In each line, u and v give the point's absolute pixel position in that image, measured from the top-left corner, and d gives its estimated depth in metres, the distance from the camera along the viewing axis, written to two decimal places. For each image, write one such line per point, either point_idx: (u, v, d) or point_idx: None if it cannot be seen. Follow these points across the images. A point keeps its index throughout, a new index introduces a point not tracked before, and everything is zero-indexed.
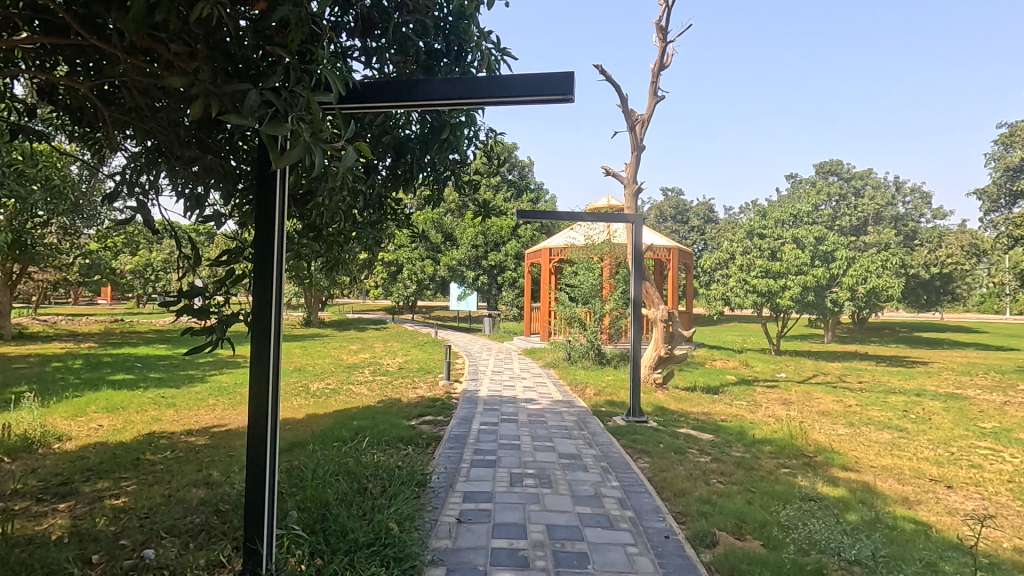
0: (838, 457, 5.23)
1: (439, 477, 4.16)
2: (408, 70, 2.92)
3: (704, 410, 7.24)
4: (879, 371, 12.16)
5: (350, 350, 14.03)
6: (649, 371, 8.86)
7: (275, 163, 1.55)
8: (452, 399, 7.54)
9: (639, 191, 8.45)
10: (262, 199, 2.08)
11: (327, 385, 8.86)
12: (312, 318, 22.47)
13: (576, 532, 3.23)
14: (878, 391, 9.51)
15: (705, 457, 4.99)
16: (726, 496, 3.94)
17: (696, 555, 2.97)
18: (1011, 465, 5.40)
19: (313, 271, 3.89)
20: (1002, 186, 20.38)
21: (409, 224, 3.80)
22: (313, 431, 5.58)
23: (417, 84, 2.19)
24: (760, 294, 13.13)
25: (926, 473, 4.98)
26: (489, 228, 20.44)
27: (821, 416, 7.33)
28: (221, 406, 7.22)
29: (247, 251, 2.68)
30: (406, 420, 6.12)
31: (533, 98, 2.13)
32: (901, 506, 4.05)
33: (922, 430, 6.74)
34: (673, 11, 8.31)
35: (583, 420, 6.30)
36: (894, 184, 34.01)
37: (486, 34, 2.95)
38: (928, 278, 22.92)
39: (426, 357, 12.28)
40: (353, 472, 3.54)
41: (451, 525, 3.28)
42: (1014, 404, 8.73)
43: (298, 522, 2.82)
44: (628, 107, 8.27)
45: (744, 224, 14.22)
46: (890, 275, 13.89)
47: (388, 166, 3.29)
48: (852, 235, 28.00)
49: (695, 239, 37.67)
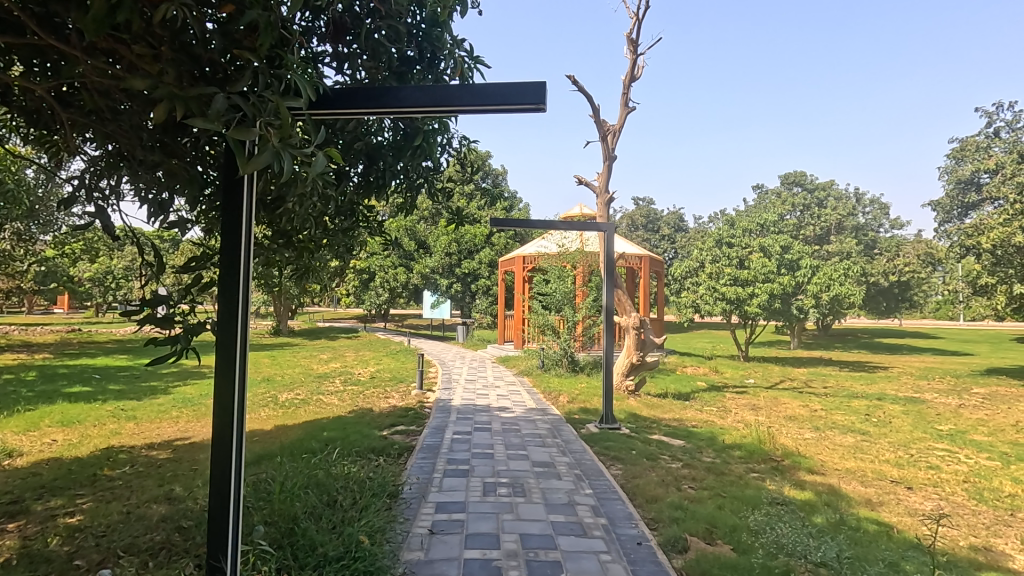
0: (804, 461, 5.36)
1: (411, 487, 4.10)
2: (380, 77, 2.92)
3: (676, 416, 7.34)
4: (842, 376, 12.52)
5: (321, 359, 13.78)
6: (621, 378, 8.93)
7: (242, 168, 1.55)
8: (426, 408, 7.47)
9: (611, 200, 8.52)
10: (230, 206, 2.00)
11: (296, 395, 8.69)
12: (282, 326, 22.03)
13: (549, 540, 3.22)
14: (842, 395, 9.79)
15: (677, 463, 5.04)
16: (697, 501, 3.99)
17: (668, 561, 2.99)
18: (966, 466, 5.63)
19: (284, 278, 3.90)
20: (955, 198, 21.66)
21: (382, 233, 3.79)
22: (281, 443, 5.45)
23: (389, 91, 2.17)
24: (728, 302, 13.53)
25: (889, 475, 5.14)
26: (462, 236, 20.56)
27: (788, 420, 7.52)
28: (185, 419, 6.99)
29: (215, 258, 2.64)
30: (378, 430, 6.04)
31: (506, 107, 2.14)
32: (864, 507, 4.16)
33: (883, 433, 6.96)
34: (643, 25, 8.44)
35: (556, 427, 6.32)
36: (855, 195, 35.24)
37: (460, 42, 2.95)
38: (887, 286, 23.80)
39: (399, 366, 12.15)
40: (322, 484, 3.45)
41: (423, 536, 3.23)
42: (969, 407, 9.09)
43: (265, 537, 2.76)
44: (600, 117, 8.32)
45: (712, 232, 14.31)
46: (852, 282, 14.34)
47: (360, 172, 3.27)
48: (815, 243, 28.98)
49: (666, 248, 38.38)
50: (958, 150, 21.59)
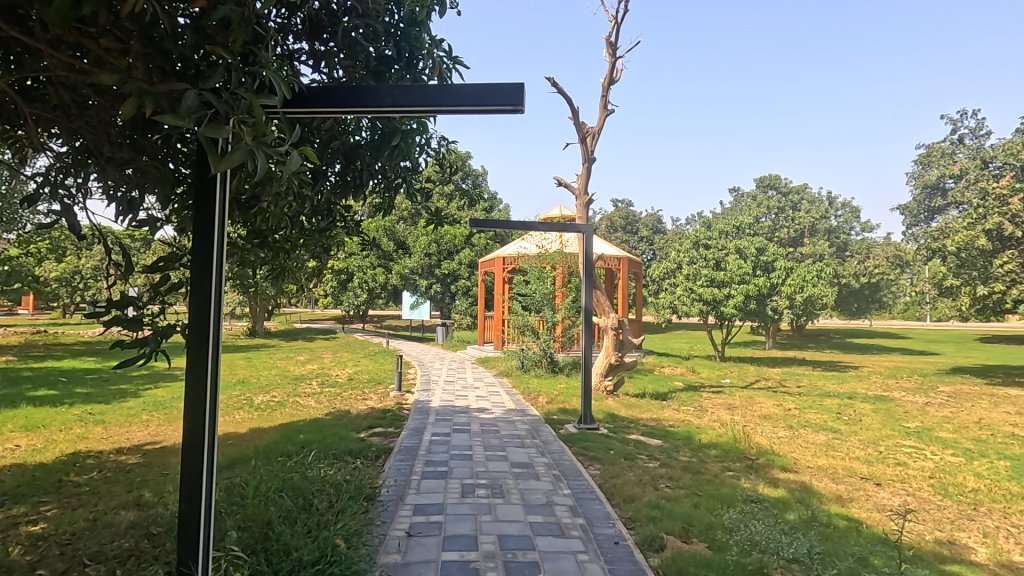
0: (777, 459, 5.46)
1: (388, 489, 4.07)
2: (357, 76, 2.88)
3: (654, 416, 7.41)
4: (814, 376, 12.79)
5: (298, 361, 13.58)
6: (600, 379, 8.98)
7: (214, 166, 1.51)
8: (405, 409, 7.43)
9: (591, 201, 8.58)
10: (201, 204, 1.95)
11: (272, 397, 8.55)
12: (258, 327, 21.67)
13: (527, 541, 3.22)
14: (814, 394, 10.01)
15: (654, 462, 5.09)
16: (674, 500, 4.03)
17: (645, 560, 3.02)
18: (932, 462, 5.81)
19: (259, 279, 3.85)
20: (922, 203, 22.35)
21: (360, 233, 3.75)
22: (256, 446, 5.36)
23: (367, 90, 2.14)
24: (705, 303, 13.74)
25: (859, 472, 5.27)
26: (442, 236, 20.49)
27: (763, 419, 7.65)
28: (156, 422, 6.82)
29: (186, 257, 2.58)
30: (356, 432, 5.98)
31: (485, 107, 2.14)
32: (835, 504, 4.26)
33: (853, 431, 7.14)
34: (622, 28, 8.51)
35: (535, 428, 6.34)
36: (827, 198, 36.05)
37: (439, 42, 2.93)
38: (858, 287, 24.40)
39: (377, 368, 12.04)
40: (298, 488, 3.40)
41: (400, 539, 3.21)
42: (935, 405, 9.38)
43: (237, 543, 2.70)
44: (579, 119, 8.37)
45: (689, 234, 14.51)
46: (824, 283, 14.66)
47: (337, 172, 3.23)
48: (789, 245, 29.58)
49: (644, 249, 38.78)
50: (925, 155, 22.25)
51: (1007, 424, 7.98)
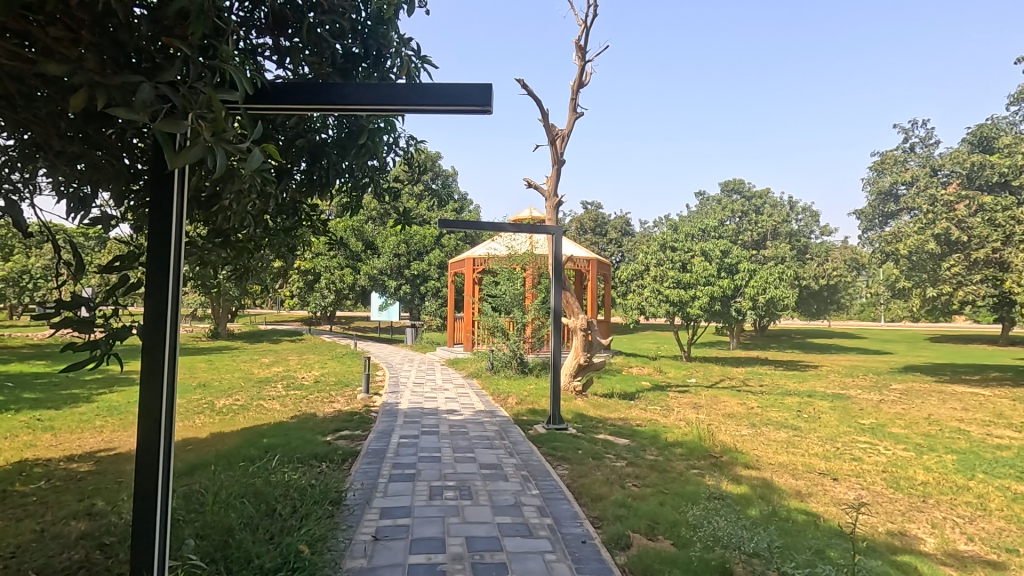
0: (740, 456, 5.60)
1: (355, 493, 4.00)
2: (324, 72, 2.83)
3: (621, 416, 7.51)
4: (776, 375, 13.16)
5: (262, 363, 13.24)
6: (569, 379, 9.04)
7: (171, 162, 1.46)
8: (372, 412, 7.33)
9: (560, 203, 8.63)
10: (158, 200, 1.87)
11: (234, 400, 8.32)
12: (220, 329, 21.06)
13: (495, 542, 3.22)
14: (776, 393, 10.31)
15: (621, 462, 5.15)
16: (640, 498, 4.09)
17: (612, 558, 3.05)
18: (886, 457, 6.05)
19: (222, 279, 3.76)
20: (876, 209, 23.31)
21: (327, 233, 3.68)
22: (217, 451, 5.21)
23: (333, 87, 2.11)
24: (672, 304, 14.00)
25: (817, 467, 5.45)
26: (411, 237, 20.33)
27: (727, 418, 7.84)
28: (111, 428, 6.55)
29: (143, 257, 2.49)
30: (321, 435, 5.87)
31: (453, 107, 2.13)
32: (794, 499, 4.40)
33: (812, 428, 7.38)
34: (591, 32, 8.60)
35: (505, 429, 6.34)
36: (789, 203, 37.17)
37: (406, 40, 2.91)
38: (817, 289, 25.22)
39: (345, 370, 11.84)
40: (260, 493, 3.31)
41: (367, 543, 3.16)
42: (888, 402, 9.78)
43: (196, 551, 2.62)
44: (549, 122, 8.41)
45: (657, 236, 14.74)
46: (786, 285, 15.10)
47: (303, 170, 3.17)
48: (753, 248, 30.38)
49: (613, 251, 39.25)
50: (879, 162, 23.16)
51: (954, 420, 8.38)
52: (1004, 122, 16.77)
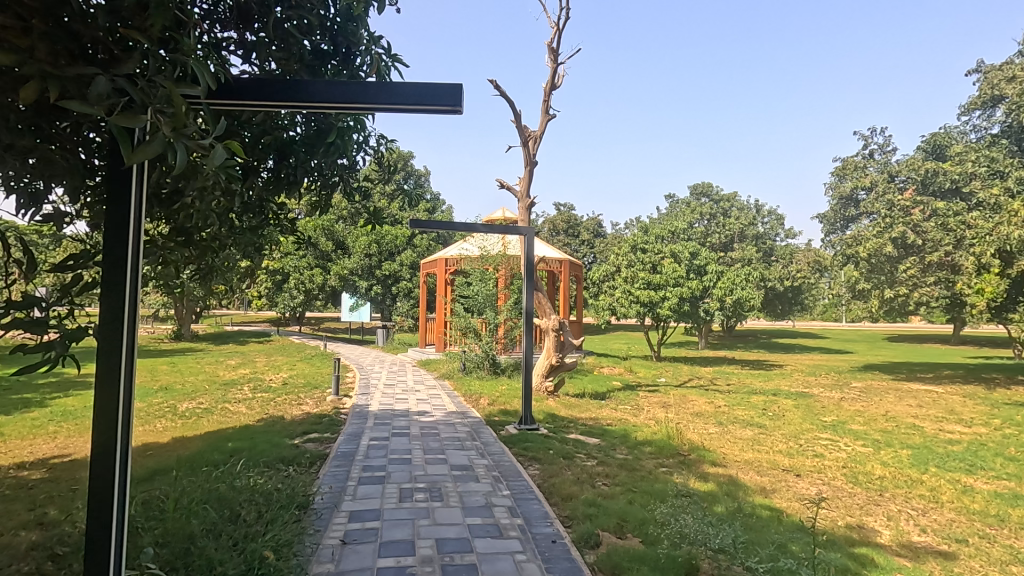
0: (708, 454, 5.71)
1: (323, 497, 3.94)
2: (292, 69, 2.78)
3: (593, 415, 7.57)
4: (743, 374, 13.48)
5: (227, 365, 12.92)
6: (541, 379, 9.07)
7: (128, 158, 1.42)
8: (342, 414, 7.22)
9: (533, 204, 8.66)
10: (114, 196, 1.80)
11: (198, 404, 8.08)
12: (184, 331, 20.44)
13: (465, 543, 3.21)
14: (742, 392, 10.56)
15: (592, 461, 5.20)
16: (610, 497, 4.13)
17: (581, 557, 3.07)
18: (846, 453, 6.26)
19: (185, 279, 3.64)
20: (838, 213, 24.11)
21: (295, 232, 3.59)
22: (178, 456, 5.05)
23: (299, 84, 2.07)
24: (642, 304, 14.20)
25: (781, 464, 5.60)
26: (383, 237, 20.12)
27: (695, 416, 7.99)
28: (65, 434, 6.28)
29: (99, 255, 2.40)
30: (289, 439, 5.75)
31: (423, 107, 2.11)
32: (759, 495, 4.51)
33: (777, 425, 7.58)
34: (563, 35, 8.66)
35: (476, 430, 6.32)
36: (755, 206, 38.10)
37: (376, 38, 2.88)
38: (782, 290, 25.91)
39: (314, 372, 11.63)
40: (224, 499, 3.22)
41: (334, 547, 3.11)
42: (849, 399, 10.12)
43: (154, 560, 2.54)
44: (521, 123, 8.44)
45: (628, 238, 14.93)
46: (752, 287, 15.48)
47: (270, 168, 3.10)
48: (720, 250, 31.04)
49: (586, 253, 39.62)
50: (841, 168, 23.94)
51: (910, 416, 8.72)
52: (955, 131, 17.56)
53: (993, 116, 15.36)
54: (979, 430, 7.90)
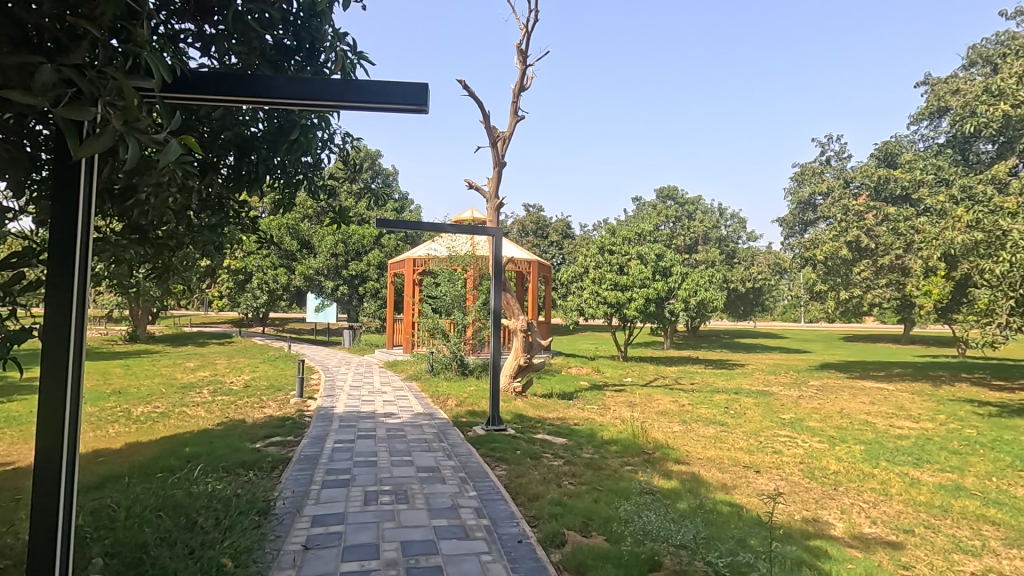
0: (671, 452, 5.83)
1: (285, 501, 3.85)
2: (252, 64, 2.72)
3: (560, 415, 7.62)
4: (706, 373, 13.80)
5: (186, 368, 12.52)
6: (509, 380, 9.08)
7: (75, 151, 1.36)
8: (306, 417, 7.08)
9: (501, 205, 8.67)
10: (61, 192, 1.72)
11: (154, 408, 7.79)
12: (139, 332, 19.68)
13: (431, 545, 3.19)
14: (706, 390, 10.80)
15: (558, 461, 5.24)
16: (575, 496, 4.17)
17: (546, 556, 3.09)
18: (803, 449, 6.48)
19: (139, 279, 3.51)
20: (796, 216, 24.93)
21: (257, 231, 3.50)
22: (131, 462, 4.86)
23: (261, 79, 2.02)
24: (610, 305, 14.39)
25: (742, 461, 5.76)
26: (350, 236, 19.81)
27: (660, 415, 8.13)
28: (8, 441, 5.96)
29: (46, 254, 2.30)
30: (250, 443, 5.61)
31: (388, 106, 2.10)
32: (721, 491, 4.62)
33: (738, 423, 7.78)
34: (532, 37, 8.71)
35: (443, 431, 6.28)
36: (719, 209, 39.04)
37: (341, 35, 2.84)
38: (744, 291, 26.64)
39: (277, 374, 11.36)
40: (180, 505, 3.12)
41: (296, 553, 3.05)
42: (806, 397, 10.47)
43: (105, 571, 2.44)
44: (490, 124, 8.44)
45: (596, 240, 15.12)
46: (715, 288, 15.85)
47: (230, 165, 3.02)
48: (685, 252, 31.71)
49: (554, 254, 39.92)
50: (799, 173, 24.76)
51: (863, 413, 9.08)
52: (905, 140, 18.37)
53: (939, 127, 16.13)
54: (925, 425, 8.29)
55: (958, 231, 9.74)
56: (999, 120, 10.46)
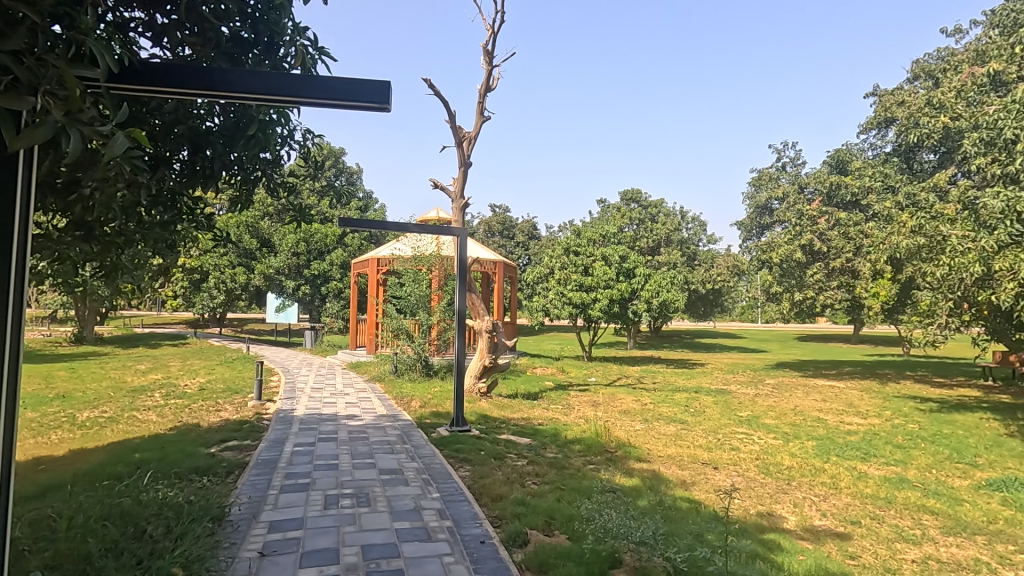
0: (633, 450, 5.93)
1: (241, 508, 3.74)
2: (207, 56, 2.65)
3: (524, 415, 7.65)
4: (668, 373, 14.09)
5: (137, 370, 12.01)
6: (474, 380, 9.05)
7: (10, 142, 1.29)
8: (264, 420, 6.89)
9: (467, 205, 8.65)
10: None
11: (101, 413, 7.43)
12: (86, 334, 18.74)
13: (393, 548, 3.15)
14: (667, 389, 11.04)
15: (522, 460, 5.26)
16: (539, 495, 4.19)
17: (509, 556, 3.10)
18: (758, 445, 6.69)
19: (87, 278, 3.35)
20: (754, 220, 25.74)
21: (212, 229, 3.39)
22: (75, 470, 4.63)
23: (215, 71, 1.96)
24: (574, 306, 14.55)
25: (701, 458, 5.91)
26: (312, 235, 19.40)
27: (622, 414, 8.26)
28: None
29: None
30: (205, 447, 5.42)
31: (349, 103, 2.07)
32: (680, 488, 4.74)
33: (697, 421, 7.98)
34: (498, 38, 8.72)
35: (407, 433, 6.22)
36: (681, 212, 39.94)
37: (301, 29, 2.79)
38: (704, 293, 27.34)
39: (235, 376, 11.02)
40: (128, 514, 2.99)
41: (252, 560, 2.97)
42: (762, 395, 10.83)
43: None
44: (456, 124, 8.41)
45: (561, 241, 15.26)
46: (677, 289, 16.19)
47: (184, 160, 2.91)
48: (648, 254, 32.32)
49: (520, 255, 40.07)
50: (757, 178, 25.59)
51: (815, 410, 9.45)
52: (855, 148, 19.19)
53: (886, 136, 16.91)
54: (872, 420, 8.69)
55: (903, 235, 10.24)
56: (940, 132, 11.06)
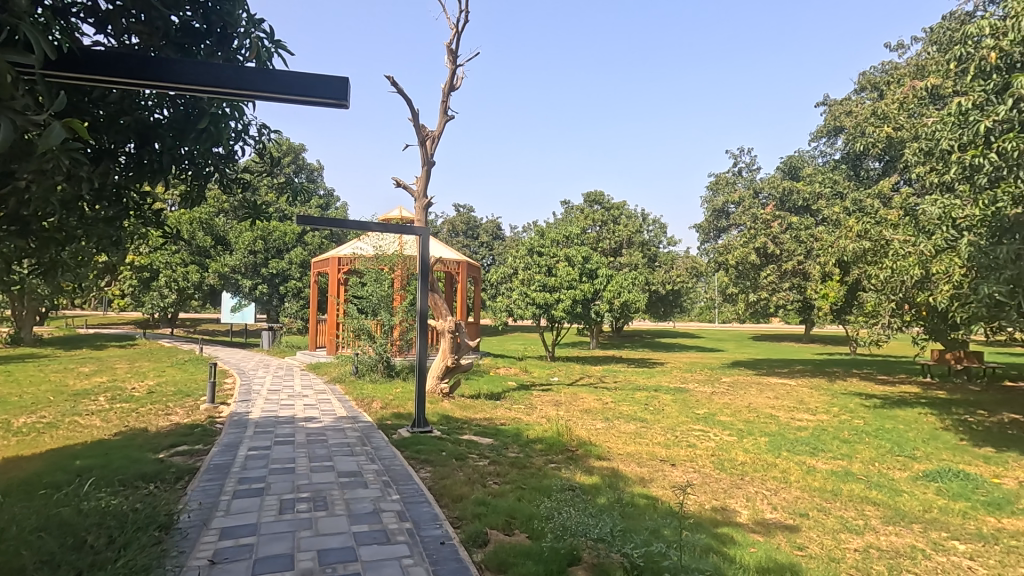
0: (594, 449, 6.00)
1: (191, 515, 3.60)
2: (155, 45, 2.55)
3: (487, 416, 7.64)
4: (628, 372, 14.33)
5: (79, 373, 11.40)
6: (436, 381, 8.99)
7: None
8: (217, 423, 6.65)
9: (430, 205, 8.58)
10: None
11: (38, 418, 7.02)
12: (23, 334, 17.68)
13: (350, 552, 3.10)
14: (627, 388, 11.22)
15: (484, 461, 5.26)
16: (499, 495, 4.20)
17: (468, 557, 3.10)
18: (714, 442, 6.88)
19: (23, 274, 3.16)
20: (711, 223, 26.49)
21: (161, 225, 3.26)
22: (8, 479, 4.36)
23: (162, 62, 1.88)
24: (538, 306, 14.63)
25: (659, 455, 6.03)
26: (270, 233, 18.87)
27: (584, 413, 8.36)
28: None
29: None
30: (152, 453, 5.20)
31: (305, 98, 2.02)
32: (638, 485, 4.83)
33: (656, 419, 8.15)
34: (462, 38, 8.68)
35: (367, 434, 6.12)
36: (642, 215, 40.70)
37: (256, 21, 2.72)
38: (664, 294, 27.94)
39: (186, 378, 10.60)
40: (67, 524, 2.83)
41: (201, 569, 2.86)
42: (719, 393, 11.15)
43: None
44: (419, 122, 8.32)
45: (525, 242, 15.35)
46: (637, 290, 16.50)
47: (130, 153, 2.78)
48: (611, 255, 32.80)
49: (484, 255, 40.03)
50: (714, 183, 26.34)
51: (768, 407, 9.79)
52: (806, 156, 19.97)
53: (834, 145, 17.65)
54: (821, 417, 9.06)
55: (850, 239, 10.71)
56: (883, 141, 11.63)
